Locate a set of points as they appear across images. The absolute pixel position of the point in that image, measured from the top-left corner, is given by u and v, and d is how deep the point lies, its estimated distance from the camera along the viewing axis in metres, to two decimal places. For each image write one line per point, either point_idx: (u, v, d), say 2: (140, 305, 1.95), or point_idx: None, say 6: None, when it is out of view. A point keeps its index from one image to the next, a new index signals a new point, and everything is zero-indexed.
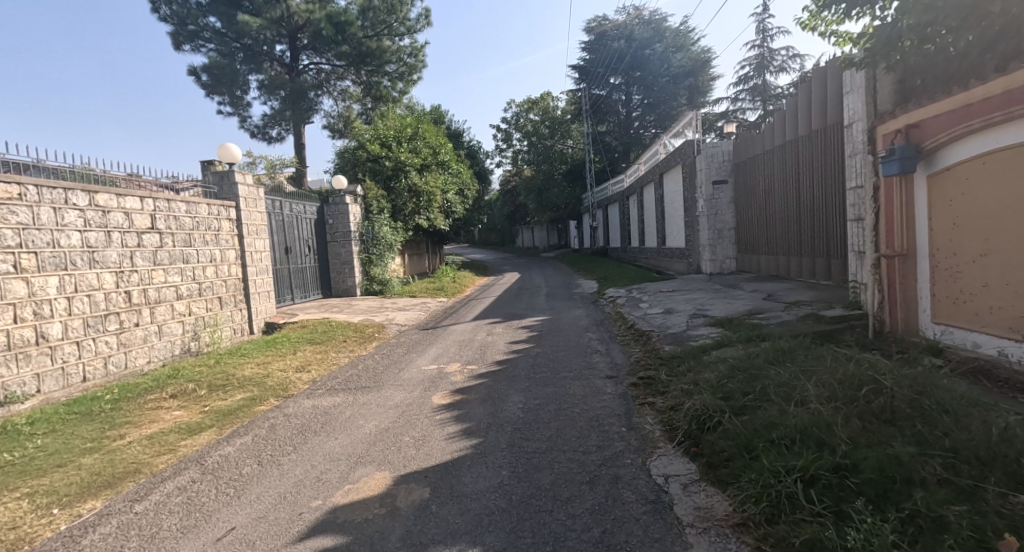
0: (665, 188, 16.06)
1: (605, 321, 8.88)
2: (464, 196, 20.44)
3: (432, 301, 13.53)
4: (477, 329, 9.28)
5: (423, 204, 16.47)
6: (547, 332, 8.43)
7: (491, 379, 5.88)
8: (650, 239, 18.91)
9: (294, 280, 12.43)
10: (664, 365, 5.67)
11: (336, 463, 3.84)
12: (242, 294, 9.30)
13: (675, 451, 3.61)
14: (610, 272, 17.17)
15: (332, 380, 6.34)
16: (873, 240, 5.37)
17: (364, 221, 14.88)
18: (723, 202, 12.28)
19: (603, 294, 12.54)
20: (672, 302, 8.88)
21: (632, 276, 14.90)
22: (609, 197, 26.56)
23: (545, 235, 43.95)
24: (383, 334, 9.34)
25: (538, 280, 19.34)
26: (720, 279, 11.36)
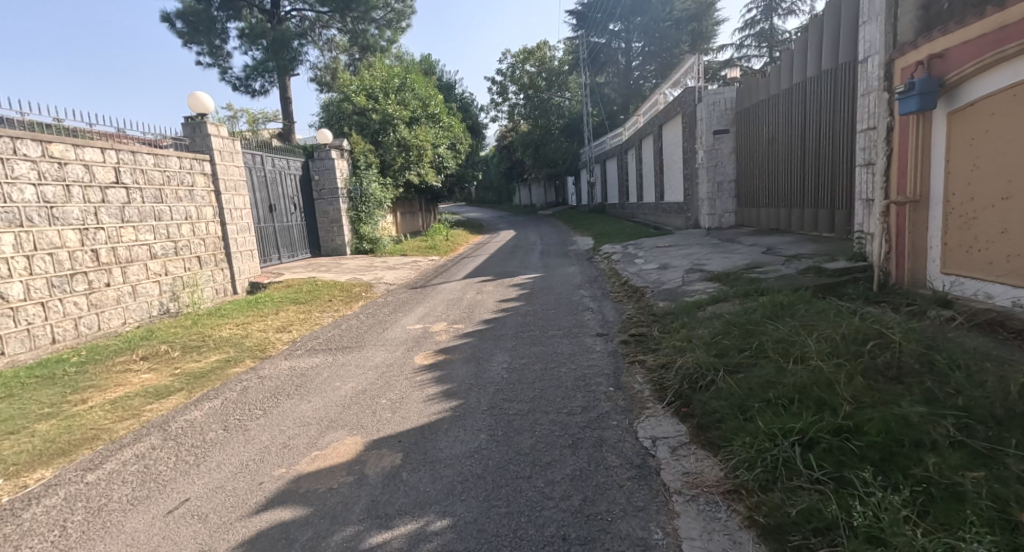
0: (664, 140, 15.54)
1: (598, 278, 8.62)
2: (457, 151, 19.88)
3: (423, 259, 13.25)
4: (467, 286, 9.03)
5: (413, 159, 16.00)
6: (538, 290, 8.18)
7: (477, 338, 5.66)
8: (648, 194, 18.48)
9: (280, 239, 12.12)
10: (657, 322, 5.43)
11: (306, 427, 3.62)
12: (223, 253, 9.01)
13: (665, 412, 3.38)
14: (605, 229, 16.84)
15: (313, 340, 6.12)
16: (884, 185, 5.02)
17: (352, 177, 14.49)
18: (723, 153, 11.83)
19: (598, 250, 12.25)
20: (668, 258, 8.59)
21: (628, 232, 14.59)
22: (607, 151, 25.93)
23: (542, 192, 43.29)
24: (371, 293, 9.10)
25: (533, 237, 19.03)
26: (719, 234, 11.05)
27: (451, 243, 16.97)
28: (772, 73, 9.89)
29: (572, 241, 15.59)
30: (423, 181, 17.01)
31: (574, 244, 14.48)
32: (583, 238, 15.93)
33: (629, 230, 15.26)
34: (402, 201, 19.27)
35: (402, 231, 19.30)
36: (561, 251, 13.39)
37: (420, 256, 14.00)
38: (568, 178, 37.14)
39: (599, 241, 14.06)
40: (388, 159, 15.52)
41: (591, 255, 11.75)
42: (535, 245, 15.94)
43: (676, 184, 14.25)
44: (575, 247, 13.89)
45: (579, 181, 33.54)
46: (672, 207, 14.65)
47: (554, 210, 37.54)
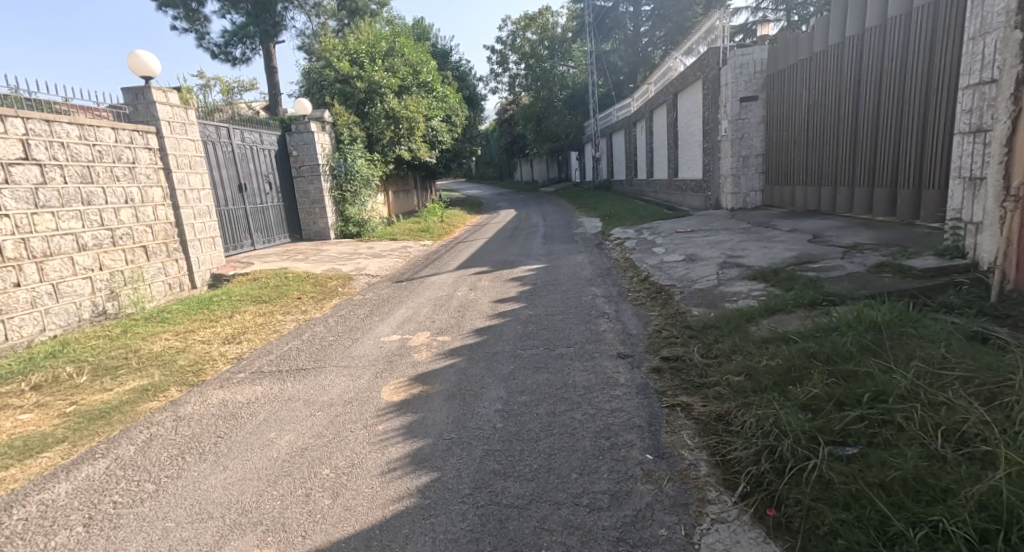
0: (681, 110, 14.10)
1: (611, 271, 7.40)
2: (453, 123, 18.50)
3: (414, 244, 12.05)
4: (458, 280, 7.83)
5: (402, 132, 14.72)
6: (541, 286, 6.98)
7: (465, 358, 4.47)
8: (660, 170, 17.07)
9: (253, 223, 10.90)
10: (696, 339, 4.21)
11: (201, 526, 2.46)
12: (177, 242, 7.79)
13: (743, 519, 2.21)
14: (614, 209, 15.53)
15: (264, 358, 4.92)
16: (1006, 160, 3.76)
17: (335, 153, 13.26)
18: (751, 123, 10.50)
19: (607, 235, 11.02)
20: (693, 247, 7.35)
21: (638, 213, 13.31)
22: (614, 124, 24.41)
23: (545, 168, 41.68)
24: (349, 288, 7.92)
25: (535, 218, 17.74)
26: (745, 216, 9.78)
27: (446, 225, 15.75)
28: (815, 27, 8.51)
29: (578, 222, 14.33)
30: (415, 156, 15.76)
31: (580, 227, 13.23)
32: (590, 219, 14.64)
33: (641, 210, 13.98)
34: (394, 178, 17.98)
35: (393, 212, 18.05)
36: (566, 235, 12.14)
37: (411, 240, 12.77)
38: (572, 153, 35.58)
39: (606, 223, 12.80)
40: (376, 132, 14.22)
41: (601, 240, 10.49)
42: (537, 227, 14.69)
43: (695, 158, 12.87)
44: (582, 230, 12.63)
45: (583, 157, 32.02)
46: (689, 186, 13.31)
47: (557, 186, 36.07)
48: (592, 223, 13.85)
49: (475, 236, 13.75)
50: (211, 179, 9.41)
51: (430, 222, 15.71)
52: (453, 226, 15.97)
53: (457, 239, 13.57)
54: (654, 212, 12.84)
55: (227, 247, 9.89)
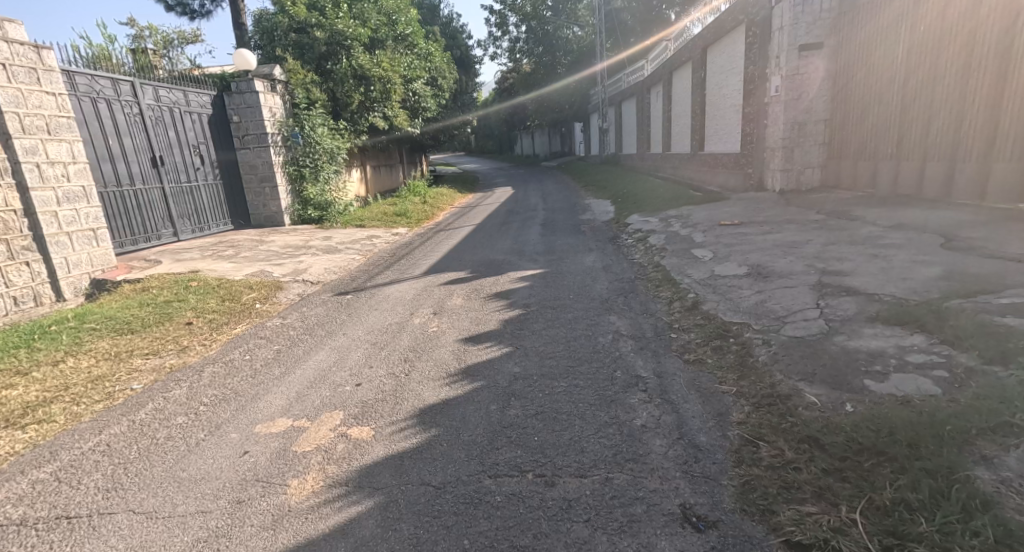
0: (712, 70, 11.75)
1: (637, 286, 5.19)
2: (439, 88, 16.22)
3: (384, 234, 9.93)
4: (422, 296, 5.64)
5: (375, 95, 12.54)
6: (536, 311, 4.78)
7: (380, 504, 2.30)
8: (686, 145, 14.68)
9: (174, 207, 8.68)
10: (853, 494, 2.02)
11: None
12: (26, 237, 5.57)
13: None
14: (627, 190, 13.21)
15: (32, 471, 2.73)
16: None
17: (291, 120, 11.10)
18: (812, 80, 8.39)
19: (620, 224, 8.83)
20: (757, 253, 5.13)
21: (657, 196, 11.03)
22: (626, 91, 21.98)
23: (546, 141, 39.06)
24: (272, 305, 5.74)
25: (535, 199, 15.42)
26: (803, 202, 7.79)
27: (427, 207, 13.53)
28: None
29: (585, 207, 12.04)
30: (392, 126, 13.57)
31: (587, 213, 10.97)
32: (598, 203, 12.37)
33: (658, 192, 11.70)
34: (368, 152, 15.68)
35: (369, 192, 15.81)
36: (569, 223, 9.89)
37: (381, 228, 10.55)
38: (577, 126, 32.92)
39: (619, 210, 10.54)
40: (343, 95, 12.02)
41: (617, 232, 8.25)
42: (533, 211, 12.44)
43: (734, 128, 10.51)
44: (590, 217, 10.39)
45: (589, 129, 29.41)
46: (724, 163, 10.97)
47: (559, 161, 33.57)
48: (601, 207, 11.58)
49: (462, 223, 11.51)
50: (88, 150, 7.18)
51: (409, 204, 13.49)
52: (438, 209, 13.74)
53: (441, 225, 11.35)
54: (678, 196, 10.55)
55: (121, 240, 7.62)
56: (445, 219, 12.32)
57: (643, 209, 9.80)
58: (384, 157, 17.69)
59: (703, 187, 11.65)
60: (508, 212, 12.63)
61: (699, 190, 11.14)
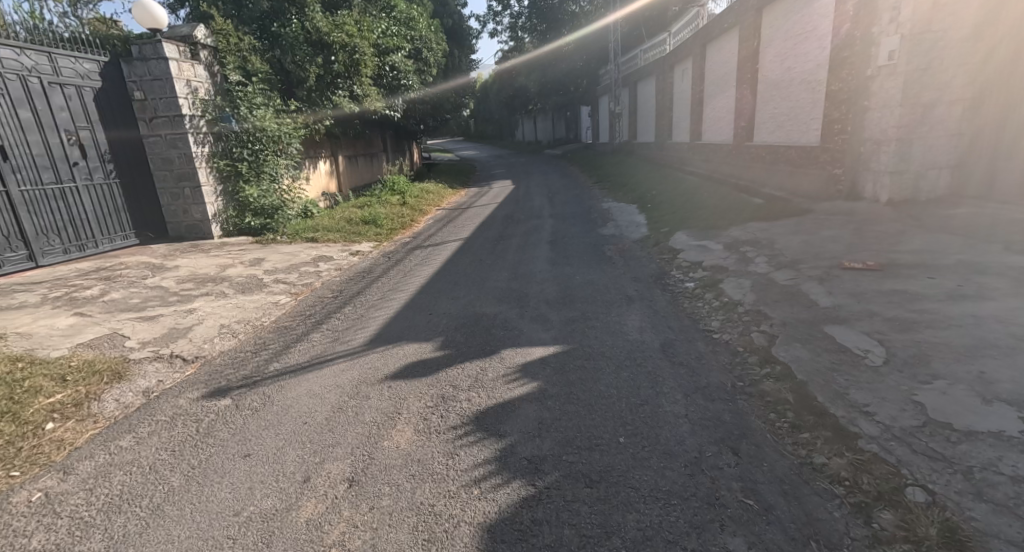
0: (775, 34, 9.18)
1: (749, 424, 2.69)
2: (425, 62, 13.70)
3: (340, 256, 7.48)
4: (345, 417, 3.14)
5: (337, 68, 10.08)
6: (557, 503, 2.29)
7: None
8: (726, 134, 12.09)
9: (25, 220, 6.22)
10: None
11: None
12: None
13: None
14: (654, 193, 10.64)
15: None
16: None
17: (221, 99, 8.64)
18: (953, 43, 5.77)
19: (660, 251, 6.34)
20: (994, 361, 2.61)
21: (700, 206, 8.47)
22: (646, 67, 19.44)
23: (549, 127, 36.27)
24: (82, 432, 3.13)
25: (540, 199, 12.85)
26: (946, 221, 5.32)
27: (405, 211, 11.00)
28: None
29: (605, 215, 9.49)
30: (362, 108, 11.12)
31: (607, 228, 8.41)
32: (621, 210, 9.79)
33: (698, 198, 9.14)
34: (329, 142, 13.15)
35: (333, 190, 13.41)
36: (587, 244, 7.37)
37: (338, 246, 8.05)
38: (584, 111, 30.23)
39: (651, 224, 8.01)
40: (294, 66, 9.55)
41: (662, 267, 5.70)
42: (537, 219, 9.91)
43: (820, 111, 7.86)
44: (614, 234, 7.83)
45: (599, 115, 26.75)
46: (799, 162, 8.38)
47: (562, 149, 30.83)
48: (627, 217, 9.01)
49: (445, 236, 8.96)
50: None
51: (381, 207, 10.94)
52: (418, 212, 11.18)
53: (418, 240, 8.80)
54: (730, 206, 7.97)
55: None
56: (425, 229, 9.79)
57: (688, 226, 7.26)
58: (353, 147, 15.13)
59: (755, 192, 9.09)
60: (507, 220, 10.09)
61: (753, 197, 8.59)
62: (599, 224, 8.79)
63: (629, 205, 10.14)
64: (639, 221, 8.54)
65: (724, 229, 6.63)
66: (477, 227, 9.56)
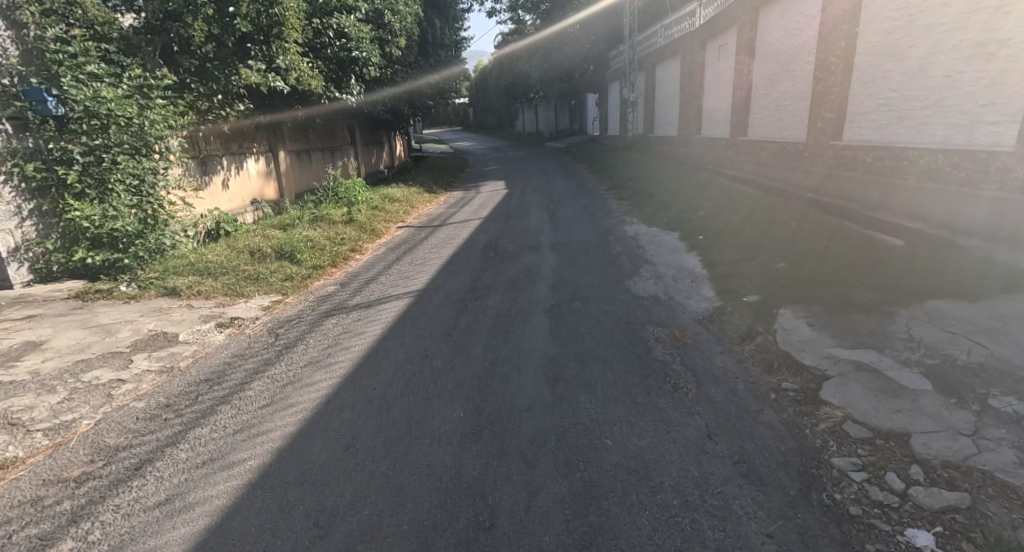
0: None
1: None
2: (385, 29, 10.72)
3: (194, 341, 4.43)
4: None
5: (239, 27, 7.10)
6: None
7: None
8: (800, 130, 8.95)
9: None
10: None
11: None
12: None
13: None
14: (699, 215, 7.49)
15: None
16: None
17: (33, 67, 5.65)
18: None
19: (762, 366, 3.31)
20: None
21: (787, 246, 5.34)
22: (673, 46, 16.35)
23: (550, 117, 33.10)
24: None
25: (538, 214, 9.73)
26: None
27: (341, 236, 7.92)
28: None
29: (633, 255, 6.34)
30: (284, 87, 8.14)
31: (639, 284, 5.28)
32: (655, 245, 6.64)
33: (774, 228, 6.03)
34: (247, 136, 10.18)
35: (255, 202, 10.40)
36: (614, 325, 4.33)
37: (207, 312, 5.00)
38: (592, 100, 27.16)
39: (714, 284, 4.89)
40: (165, 21, 6.70)
41: (798, 441, 2.57)
42: (526, 256, 6.79)
43: (1022, 88, 4.78)
44: (656, 304, 4.71)
45: (609, 105, 23.65)
46: (967, 176, 5.25)
47: (566, 142, 27.75)
48: (670, 262, 5.86)
49: (389, 290, 5.83)
50: None
51: (306, 232, 7.83)
52: (361, 239, 8.07)
53: (341, 298, 5.68)
54: (845, 252, 4.86)
55: None
56: (360, 271, 6.69)
57: (791, 298, 4.13)
58: (292, 140, 12.02)
59: (858, 224, 5.99)
60: (491, 256, 6.97)
61: (866, 233, 5.49)
62: (627, 275, 5.65)
63: (664, 235, 6.99)
64: (691, 269, 5.49)
65: (882, 316, 3.51)
66: (442, 270, 6.43)
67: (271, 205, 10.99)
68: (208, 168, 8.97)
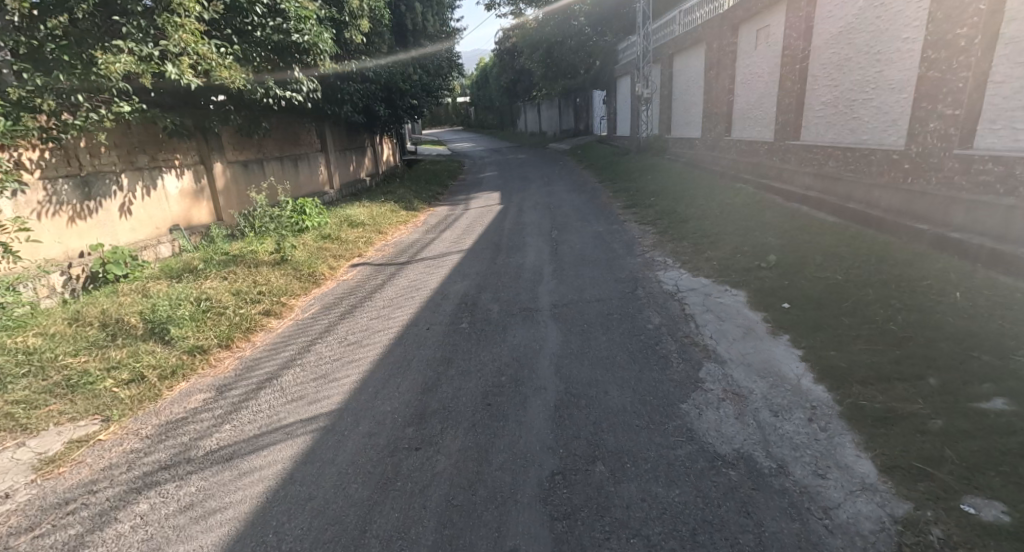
0: None
1: None
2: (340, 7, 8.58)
3: None
4: None
5: None
6: None
7: None
8: (896, 134, 6.63)
9: None
10: None
11: None
12: None
13: None
14: (768, 259, 5.16)
15: None
16: None
17: None
18: None
19: None
20: None
21: (969, 349, 3.02)
22: (694, 34, 14.21)
23: (552, 116, 30.99)
24: None
25: (537, 246, 7.50)
26: None
27: (256, 292, 5.64)
28: None
29: (685, 344, 4.02)
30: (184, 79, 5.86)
31: (712, 425, 2.97)
32: (716, 322, 4.31)
33: (915, 292, 3.78)
34: (158, 142, 7.91)
35: (168, 227, 8.09)
36: None
37: None
38: (597, 97, 25.06)
39: (863, 439, 2.59)
40: None
41: None
42: (517, 333, 4.50)
43: None
44: (760, 497, 2.40)
45: (618, 103, 21.39)
46: None
47: (570, 143, 25.62)
48: (756, 365, 3.51)
49: (287, 413, 3.46)
50: None
51: (202, 287, 5.57)
52: (285, 295, 5.78)
53: (197, 432, 3.30)
54: None
55: None
56: (262, 361, 4.35)
57: None
58: (234, 148, 9.76)
59: None
60: (467, 329, 4.68)
61: None
62: (683, 394, 3.33)
63: (726, 301, 4.65)
64: (793, 381, 3.24)
65: None
66: (384, 364, 4.10)
67: (200, 233, 8.67)
68: (92, 189, 6.72)
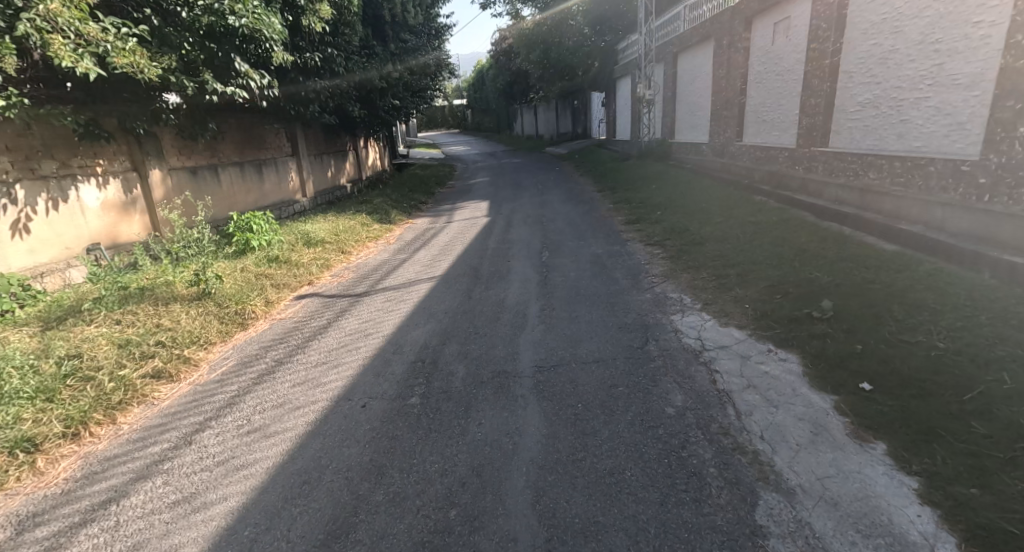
0: None
1: None
2: None
3: None
4: None
5: None
6: None
7: None
8: (967, 141, 5.44)
9: None
10: None
11: None
12: None
13: None
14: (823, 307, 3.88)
15: None
16: None
17: None
18: None
19: None
20: None
21: None
22: (701, 29, 13.01)
23: (548, 119, 29.81)
24: None
25: (524, 273, 6.24)
26: None
27: (150, 344, 4.30)
28: None
29: (723, 447, 2.75)
30: (68, 65, 4.55)
31: None
32: (766, 410, 3.02)
33: None
34: (67, 145, 6.62)
35: (81, 247, 6.75)
36: None
37: None
38: (595, 99, 23.90)
39: None
40: None
41: None
42: (485, 423, 3.20)
43: None
44: None
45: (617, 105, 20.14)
46: None
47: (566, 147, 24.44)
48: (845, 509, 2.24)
49: None
50: None
51: (79, 337, 4.24)
52: (192, 347, 4.44)
53: None
54: None
55: None
56: (113, 465, 3.00)
57: None
58: (176, 152, 8.42)
59: None
60: (416, 412, 3.38)
61: None
62: None
63: (775, 372, 3.36)
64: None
65: None
66: (283, 481, 2.80)
67: (127, 253, 7.33)
68: None
